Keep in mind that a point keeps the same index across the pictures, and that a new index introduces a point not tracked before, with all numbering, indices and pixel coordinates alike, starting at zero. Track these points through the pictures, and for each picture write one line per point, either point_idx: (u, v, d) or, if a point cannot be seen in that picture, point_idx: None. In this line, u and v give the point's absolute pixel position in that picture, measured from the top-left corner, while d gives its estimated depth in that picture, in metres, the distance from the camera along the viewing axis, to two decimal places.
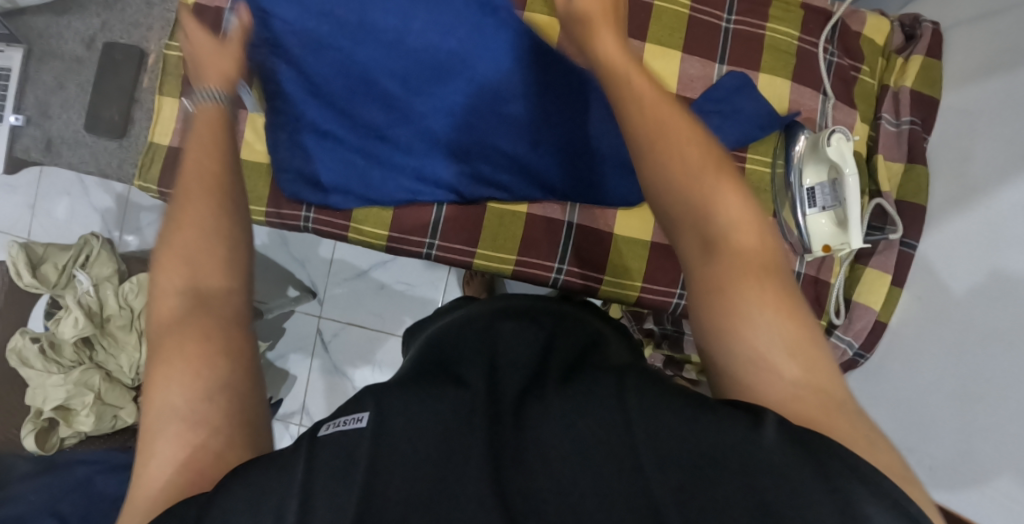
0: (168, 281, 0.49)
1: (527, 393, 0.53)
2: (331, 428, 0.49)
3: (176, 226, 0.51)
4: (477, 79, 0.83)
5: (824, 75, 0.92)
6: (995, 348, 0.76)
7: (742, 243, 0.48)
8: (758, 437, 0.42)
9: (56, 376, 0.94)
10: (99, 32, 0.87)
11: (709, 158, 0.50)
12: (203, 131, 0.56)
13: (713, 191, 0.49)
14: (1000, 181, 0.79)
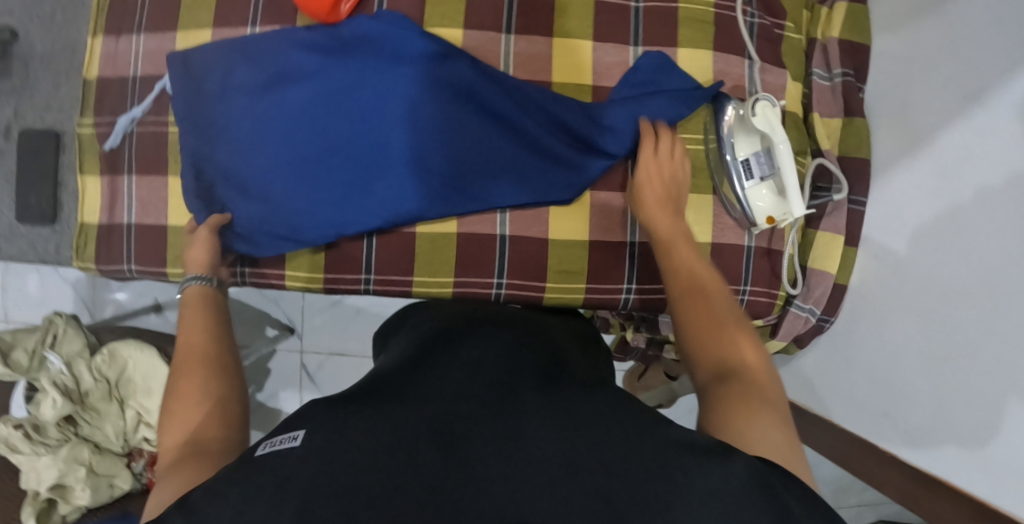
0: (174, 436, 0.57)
1: (482, 402, 0.52)
2: (268, 448, 0.50)
3: (182, 391, 0.60)
4: (388, 95, 0.79)
5: (747, 37, 0.88)
6: (958, 300, 0.73)
7: (757, 382, 0.56)
8: (726, 470, 0.46)
9: (46, 457, 0.97)
10: (14, 120, 0.89)
11: (727, 323, 0.62)
12: (194, 313, 0.70)
13: (730, 342, 0.60)
14: (939, 126, 0.75)
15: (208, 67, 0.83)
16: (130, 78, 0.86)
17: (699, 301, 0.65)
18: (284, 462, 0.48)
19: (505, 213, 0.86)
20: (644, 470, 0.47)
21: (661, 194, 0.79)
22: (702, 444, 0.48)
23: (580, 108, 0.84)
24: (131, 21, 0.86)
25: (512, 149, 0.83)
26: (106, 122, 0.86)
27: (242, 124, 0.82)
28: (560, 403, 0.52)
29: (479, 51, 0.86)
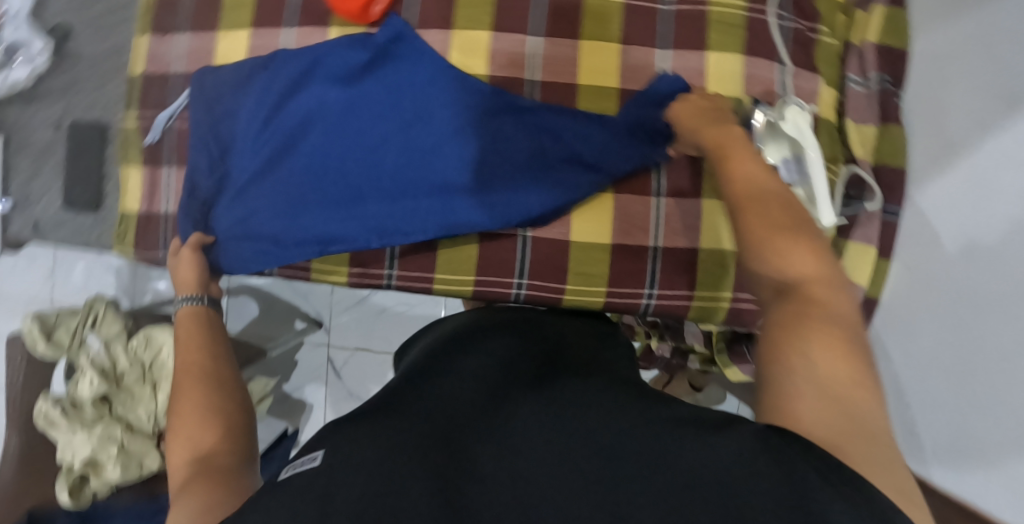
0: (180, 455, 0.59)
1: (479, 410, 0.51)
2: (291, 470, 0.48)
3: (181, 410, 0.62)
4: (388, 113, 0.82)
5: (779, 41, 0.86)
6: (988, 317, 0.71)
7: (819, 301, 0.51)
8: (732, 438, 0.44)
9: (81, 433, 1.01)
10: (64, 114, 0.92)
11: (785, 224, 0.55)
12: (186, 330, 0.73)
13: (786, 250, 0.53)
14: (980, 131, 0.73)
15: (215, 93, 0.86)
16: (173, 75, 0.89)
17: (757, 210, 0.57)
18: (302, 476, 0.46)
19: (525, 233, 0.86)
20: (651, 450, 0.45)
21: (704, 120, 0.72)
22: (701, 422, 0.47)
23: (570, 126, 0.82)
24: (175, 21, 0.89)
25: (507, 172, 0.82)
26: (148, 117, 0.89)
27: (246, 148, 0.85)
28: (557, 401, 0.51)
29: (506, 53, 0.87)
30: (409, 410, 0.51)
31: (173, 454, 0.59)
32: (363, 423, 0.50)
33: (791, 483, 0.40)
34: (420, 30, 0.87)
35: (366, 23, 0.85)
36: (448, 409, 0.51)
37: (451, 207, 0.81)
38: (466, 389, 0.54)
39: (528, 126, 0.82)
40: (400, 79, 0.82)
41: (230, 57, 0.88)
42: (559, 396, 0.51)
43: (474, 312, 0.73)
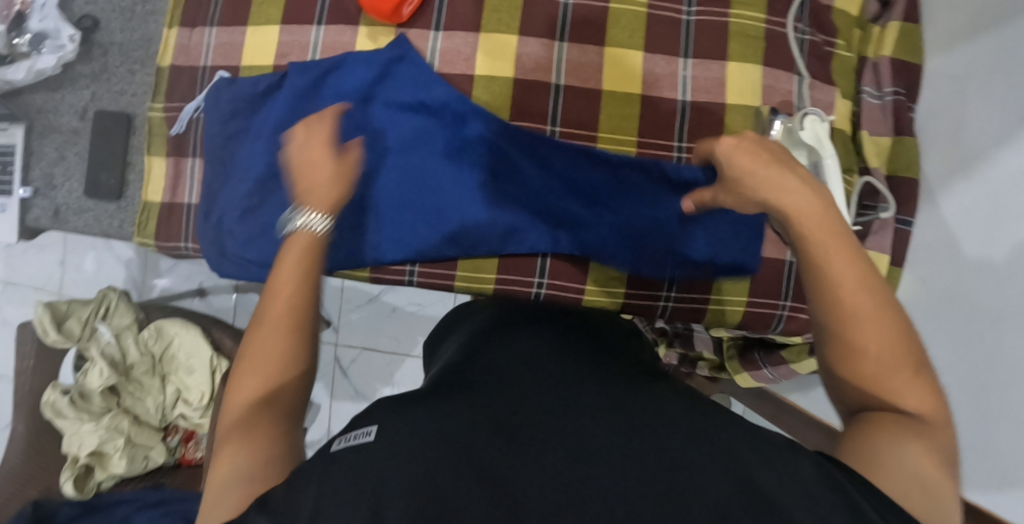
0: (243, 399, 0.51)
1: (535, 398, 0.53)
2: (342, 443, 0.50)
3: (263, 349, 0.52)
4: (399, 135, 0.86)
5: (797, 54, 0.89)
6: (1004, 326, 0.72)
7: (909, 406, 0.50)
8: (795, 466, 0.47)
9: (88, 424, 1.00)
10: (90, 102, 0.92)
11: (905, 356, 0.50)
12: (291, 265, 0.54)
13: (904, 386, 0.50)
14: (998, 145, 0.75)
15: (226, 103, 0.87)
16: (201, 68, 0.90)
17: (878, 324, 0.50)
18: (355, 453, 0.48)
19: (546, 262, 0.87)
20: (705, 465, 0.47)
21: (764, 165, 0.56)
22: (766, 442, 0.49)
23: (568, 166, 0.86)
24: (205, 14, 0.90)
25: (519, 204, 0.86)
26: (175, 108, 0.90)
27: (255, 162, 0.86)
28: (611, 398, 0.53)
29: (533, 56, 0.89)
30: (465, 395, 0.54)
31: (238, 391, 0.52)
32: (411, 406, 0.52)
33: (846, 510, 0.44)
34: (448, 31, 0.89)
35: (396, 22, 0.87)
36: (492, 397, 0.54)
37: (453, 235, 0.86)
38: (518, 378, 0.57)
39: (539, 155, 0.86)
40: (417, 104, 0.87)
41: (259, 52, 0.89)
42: (598, 390, 0.54)
43: (506, 305, 0.77)
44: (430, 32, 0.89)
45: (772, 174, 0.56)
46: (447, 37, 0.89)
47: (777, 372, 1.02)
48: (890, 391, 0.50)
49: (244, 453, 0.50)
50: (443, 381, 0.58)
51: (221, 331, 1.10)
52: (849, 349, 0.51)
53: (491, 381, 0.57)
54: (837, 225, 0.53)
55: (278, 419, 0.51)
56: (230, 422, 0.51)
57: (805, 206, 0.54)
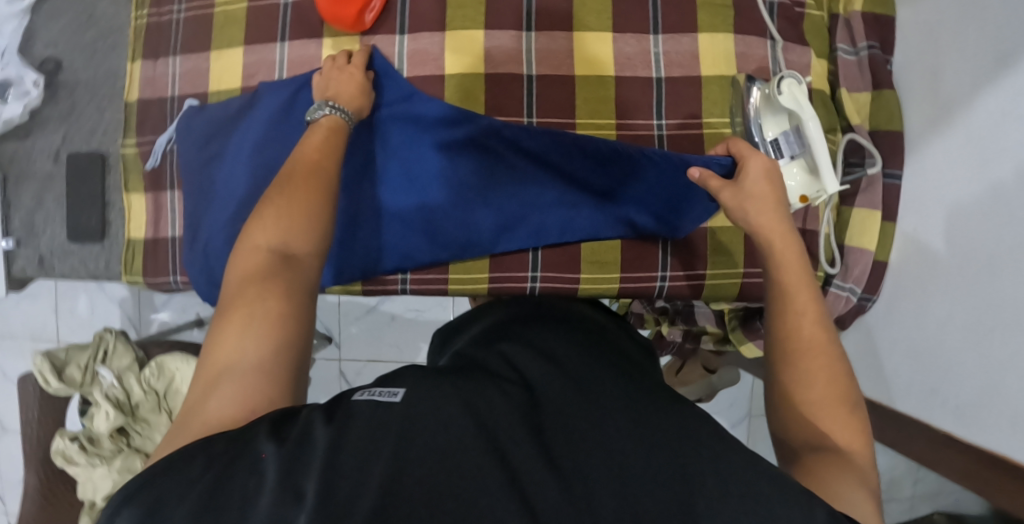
0: (264, 237, 0.62)
1: (562, 391, 0.54)
2: (365, 395, 0.52)
3: (287, 201, 0.64)
4: (396, 149, 0.86)
5: (768, 19, 0.88)
6: (1002, 268, 0.71)
7: (841, 445, 0.57)
8: (806, 511, 0.45)
9: (100, 468, 1.00)
10: (63, 145, 0.90)
11: (839, 395, 0.60)
12: (321, 139, 0.71)
13: (830, 419, 0.59)
14: (976, 90, 0.75)
15: (213, 120, 0.86)
16: (170, 98, 0.89)
17: (820, 361, 0.61)
18: (378, 412, 0.48)
19: (537, 253, 0.87)
20: (722, 489, 0.46)
21: (769, 192, 0.71)
22: (781, 481, 0.47)
23: (561, 162, 0.83)
24: (167, 43, 0.89)
25: (513, 209, 0.85)
26: (148, 142, 0.89)
27: (239, 186, 0.84)
28: (636, 399, 0.53)
29: (502, 49, 0.87)
30: (493, 376, 0.55)
31: (262, 230, 0.62)
32: (440, 380, 0.53)
33: None
34: (414, 34, 0.87)
35: (360, 30, 0.86)
36: (519, 386, 0.54)
37: (443, 240, 0.86)
38: (545, 366, 0.57)
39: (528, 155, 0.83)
40: (412, 115, 0.85)
41: (226, 76, 0.88)
42: (625, 395, 0.54)
43: (519, 308, 0.78)
44: (396, 37, 0.87)
45: (764, 189, 0.71)
46: (413, 40, 0.87)
47: None
48: (826, 420, 0.59)
49: (249, 324, 0.56)
50: (470, 360, 0.59)
51: None
52: (798, 381, 0.61)
53: (518, 370, 0.57)
54: (807, 275, 0.65)
55: (293, 271, 0.60)
56: (251, 257, 0.61)
57: (772, 227, 0.68)
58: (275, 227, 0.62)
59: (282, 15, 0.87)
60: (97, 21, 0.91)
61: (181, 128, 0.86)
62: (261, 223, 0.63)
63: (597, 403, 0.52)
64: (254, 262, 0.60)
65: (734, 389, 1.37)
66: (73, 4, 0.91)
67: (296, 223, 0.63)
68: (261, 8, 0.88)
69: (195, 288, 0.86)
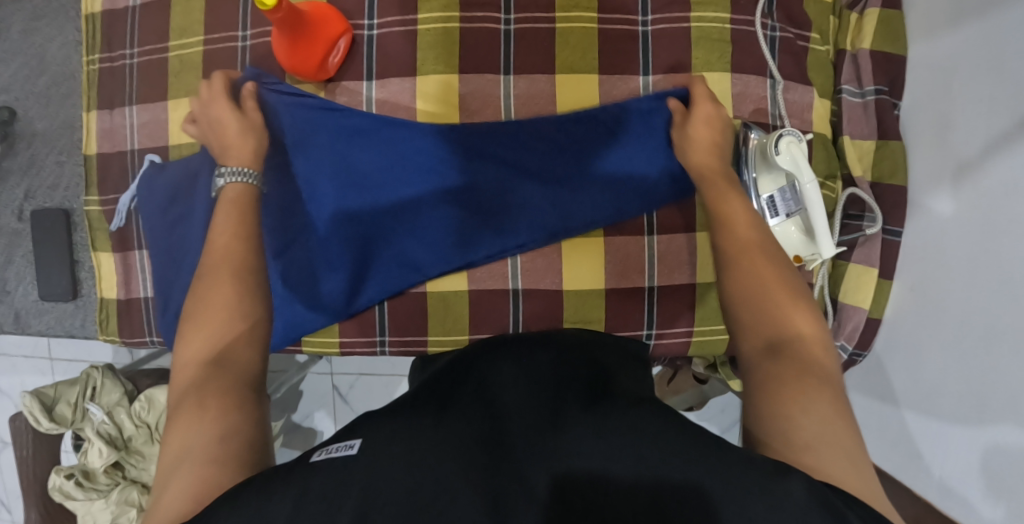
0: (196, 349, 0.59)
1: (532, 416, 0.52)
2: (323, 454, 0.50)
3: (214, 300, 0.61)
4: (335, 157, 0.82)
5: (769, 55, 0.81)
6: (996, 351, 0.67)
7: (794, 332, 0.56)
8: (785, 490, 0.42)
9: (99, 502, 1.03)
10: (25, 201, 0.87)
11: (786, 290, 0.59)
12: (229, 214, 0.68)
13: (783, 310, 0.58)
14: (986, 155, 0.69)
15: (152, 185, 0.83)
16: (129, 151, 0.85)
17: (758, 265, 0.61)
18: (338, 467, 0.47)
19: (519, 314, 0.84)
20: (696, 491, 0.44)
21: (707, 139, 0.75)
22: (754, 466, 0.45)
23: (518, 159, 0.82)
24: (123, 93, 0.85)
25: (477, 205, 0.82)
26: (111, 201, 0.85)
27: (194, 250, 0.82)
28: (603, 418, 0.51)
29: (477, 96, 0.82)
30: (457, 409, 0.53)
31: (193, 338, 0.60)
32: (398, 422, 0.52)
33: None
34: (383, 79, 0.83)
35: (326, 77, 0.82)
36: (481, 413, 0.53)
37: (416, 264, 0.83)
38: (511, 391, 0.55)
39: (474, 155, 0.82)
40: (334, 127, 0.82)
41: (187, 127, 0.84)
42: (592, 412, 0.52)
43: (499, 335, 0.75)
44: (363, 83, 0.83)
45: (705, 128, 0.76)
46: (381, 88, 0.83)
47: None
48: (779, 316, 0.57)
49: (193, 430, 0.52)
50: (436, 392, 0.57)
51: None
52: (739, 284, 0.61)
53: (483, 398, 0.55)
54: (753, 227, 0.65)
55: (230, 371, 0.57)
56: (189, 368, 0.58)
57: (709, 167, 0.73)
58: (202, 335, 0.60)
59: (242, 61, 0.83)
60: (48, 67, 0.87)
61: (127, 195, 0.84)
62: (189, 331, 0.61)
63: (562, 427, 0.50)
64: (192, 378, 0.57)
65: (725, 396, 1.37)
66: (22, 49, 0.87)
67: (224, 325, 0.60)
68: (221, 56, 0.83)
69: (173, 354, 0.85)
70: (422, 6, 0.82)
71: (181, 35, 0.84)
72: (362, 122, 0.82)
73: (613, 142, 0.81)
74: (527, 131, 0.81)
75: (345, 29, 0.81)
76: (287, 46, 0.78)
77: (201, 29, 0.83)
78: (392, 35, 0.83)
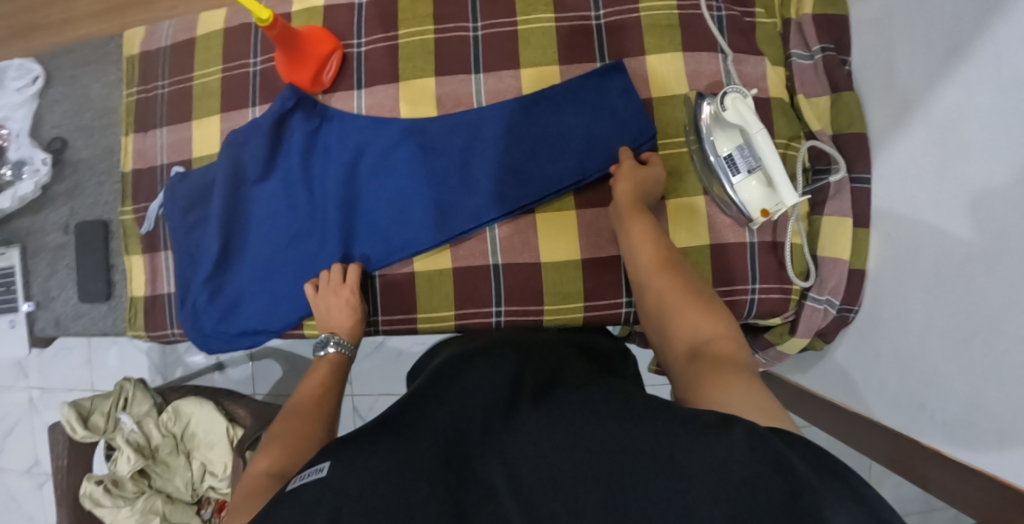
0: (265, 462, 0.66)
1: (486, 423, 0.60)
2: (298, 481, 0.57)
3: (285, 429, 0.70)
4: (331, 165, 0.92)
5: (718, 33, 0.87)
6: (973, 273, 0.68)
7: (670, 279, 0.73)
8: (726, 442, 0.51)
9: (125, 509, 1.07)
10: (70, 217, 1.01)
11: (663, 245, 0.77)
12: (324, 372, 0.79)
13: (662, 259, 0.76)
14: (933, 84, 0.71)
15: (176, 194, 0.94)
16: (159, 166, 0.97)
17: (643, 235, 0.78)
18: (325, 489, 0.54)
19: (501, 288, 0.88)
20: (645, 453, 0.53)
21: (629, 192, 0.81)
22: (699, 426, 0.52)
23: (489, 139, 0.89)
24: (155, 117, 0.98)
25: (456, 188, 0.89)
26: (142, 208, 0.97)
27: (209, 248, 0.92)
28: (557, 410, 0.59)
29: (452, 95, 0.91)
30: (427, 424, 0.61)
31: (259, 459, 0.67)
32: (375, 441, 0.58)
33: (779, 477, 0.48)
34: (370, 87, 0.93)
35: (321, 87, 0.94)
36: (450, 425, 0.61)
37: (401, 245, 0.89)
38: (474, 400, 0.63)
39: (456, 142, 0.89)
40: (327, 139, 0.93)
41: (207, 142, 0.96)
42: (541, 409, 0.60)
43: (475, 337, 0.81)
44: (353, 92, 0.94)
45: (639, 177, 0.82)
46: (368, 94, 0.93)
47: (770, 355, 0.93)
48: (660, 271, 0.75)
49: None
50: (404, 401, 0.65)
51: (233, 402, 1.16)
52: (631, 257, 0.79)
53: (450, 407, 0.63)
54: (650, 227, 0.79)
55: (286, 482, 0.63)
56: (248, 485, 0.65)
57: (625, 199, 0.81)
58: (270, 453, 0.67)
59: (252, 83, 0.95)
60: (93, 102, 1.03)
61: (154, 201, 0.96)
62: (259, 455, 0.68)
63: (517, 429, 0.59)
64: (255, 488, 0.64)
65: None
66: (73, 92, 1.03)
67: (291, 441, 0.68)
68: (234, 80, 0.96)
69: (192, 341, 0.94)
70: (402, 23, 0.93)
71: (203, 66, 0.97)
72: (346, 129, 0.92)
73: (577, 115, 0.87)
74: (494, 115, 0.89)
75: (335, 47, 0.93)
76: (286, 65, 0.91)
77: (219, 60, 0.97)
78: (377, 51, 0.93)
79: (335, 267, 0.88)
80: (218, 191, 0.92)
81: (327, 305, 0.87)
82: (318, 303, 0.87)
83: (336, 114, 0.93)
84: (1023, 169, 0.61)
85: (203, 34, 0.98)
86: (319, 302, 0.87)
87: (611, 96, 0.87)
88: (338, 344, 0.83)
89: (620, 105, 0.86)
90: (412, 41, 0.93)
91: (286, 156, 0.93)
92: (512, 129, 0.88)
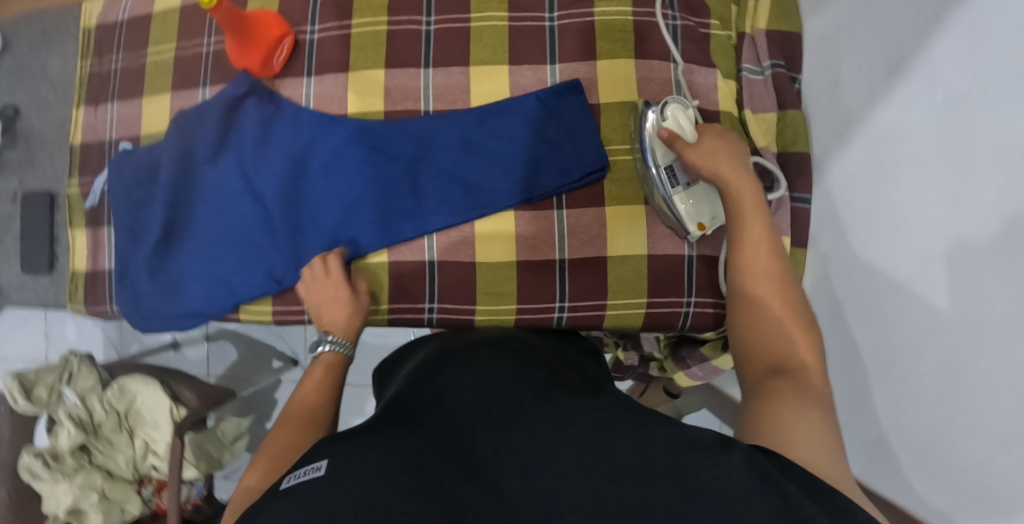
0: (254, 478, 0.60)
1: (491, 416, 0.54)
2: (292, 480, 0.50)
3: (279, 439, 0.63)
4: (286, 150, 0.90)
5: (671, 42, 0.86)
6: (896, 295, 0.67)
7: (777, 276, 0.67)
8: (724, 462, 0.46)
9: (63, 483, 1.05)
10: (19, 187, 1.01)
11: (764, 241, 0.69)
12: (319, 376, 0.72)
13: (757, 253, 0.68)
14: (874, 102, 0.70)
15: (126, 170, 0.93)
16: (108, 141, 0.97)
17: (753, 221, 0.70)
18: (316, 487, 0.47)
19: (434, 285, 0.88)
20: (656, 462, 0.47)
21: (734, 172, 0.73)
22: (698, 447, 0.48)
23: (436, 139, 0.88)
24: (107, 92, 0.98)
25: (400, 186, 0.88)
26: (88, 182, 0.98)
27: (153, 225, 0.92)
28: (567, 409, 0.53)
29: (400, 88, 0.90)
30: (422, 418, 0.55)
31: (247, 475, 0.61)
32: (375, 435, 0.52)
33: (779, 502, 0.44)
34: (320, 75, 0.92)
35: (269, 72, 0.92)
36: (456, 418, 0.55)
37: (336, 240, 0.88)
38: (474, 394, 0.58)
39: (407, 139, 0.88)
40: (280, 124, 0.91)
41: (157, 120, 0.95)
42: (548, 403, 0.55)
43: (453, 335, 0.78)
44: (303, 79, 0.93)
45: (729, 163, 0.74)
46: (318, 82, 0.92)
47: (707, 368, 0.92)
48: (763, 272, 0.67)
49: None
50: (403, 399, 0.60)
51: (180, 382, 1.16)
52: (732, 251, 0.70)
53: (455, 399, 0.58)
54: (759, 213, 0.70)
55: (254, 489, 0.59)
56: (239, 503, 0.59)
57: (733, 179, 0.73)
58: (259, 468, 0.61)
59: (204, 64, 0.95)
60: (48, 75, 1.02)
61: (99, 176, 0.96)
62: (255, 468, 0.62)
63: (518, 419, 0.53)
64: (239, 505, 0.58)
65: (704, 412, 1.24)
66: (30, 63, 1.03)
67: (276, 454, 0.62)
68: (187, 59, 0.95)
69: (128, 319, 0.94)
70: (356, 12, 0.92)
71: (157, 44, 0.97)
72: (297, 120, 0.90)
73: (532, 122, 0.86)
74: (443, 116, 0.88)
75: (287, 32, 0.92)
76: (236, 49, 0.90)
77: (173, 39, 0.96)
78: (329, 39, 0.92)
79: (323, 259, 0.84)
80: (162, 171, 0.92)
81: (318, 302, 0.82)
82: (312, 302, 0.83)
83: (285, 102, 0.91)
84: (952, 195, 0.60)
85: (159, 11, 0.97)
86: (309, 300, 0.83)
87: (563, 107, 0.86)
88: (333, 342, 0.77)
89: (572, 117, 0.86)
90: (364, 31, 0.92)
91: (244, 138, 0.91)
92: (463, 132, 0.88)
